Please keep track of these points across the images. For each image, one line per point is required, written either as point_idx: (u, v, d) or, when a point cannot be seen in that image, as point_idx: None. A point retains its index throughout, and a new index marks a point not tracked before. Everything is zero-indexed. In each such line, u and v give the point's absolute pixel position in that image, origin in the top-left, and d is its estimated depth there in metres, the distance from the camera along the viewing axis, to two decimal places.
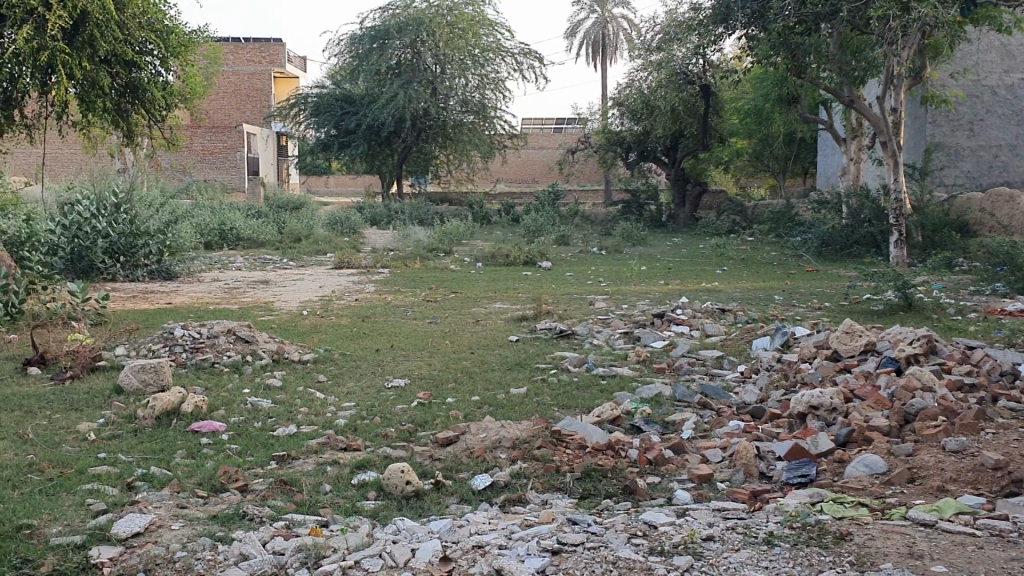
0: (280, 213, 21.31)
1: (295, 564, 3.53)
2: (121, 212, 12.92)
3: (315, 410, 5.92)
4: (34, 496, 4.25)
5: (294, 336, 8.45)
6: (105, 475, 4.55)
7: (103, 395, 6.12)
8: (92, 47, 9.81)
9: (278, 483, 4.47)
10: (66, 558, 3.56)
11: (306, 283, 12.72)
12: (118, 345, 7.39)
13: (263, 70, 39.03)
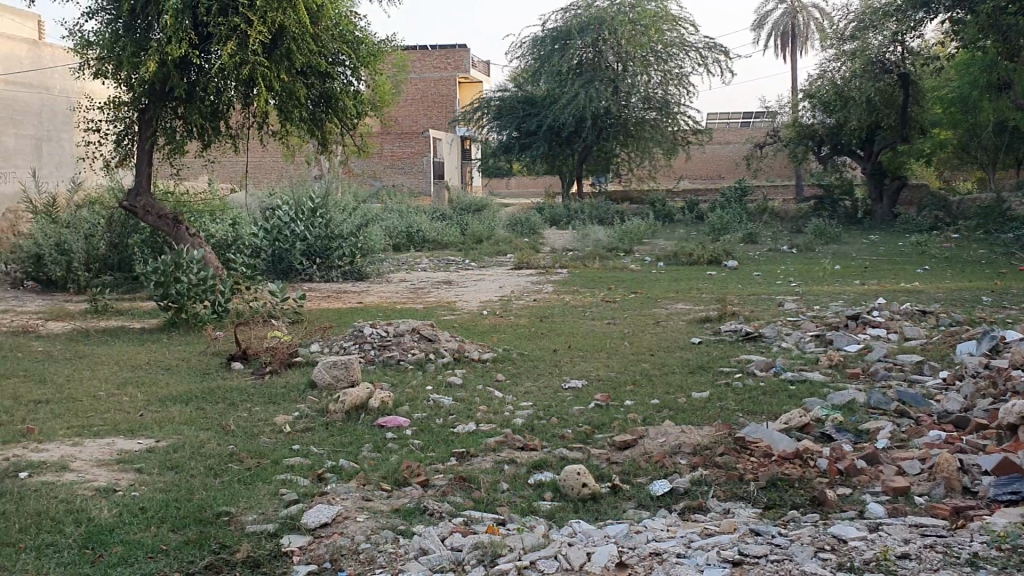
0: (464, 216, 21.81)
1: (473, 562, 3.58)
2: (317, 216, 13.64)
3: (493, 409, 6.00)
4: (233, 485, 4.53)
5: (476, 336, 8.61)
6: (297, 466, 4.79)
7: (298, 390, 6.46)
8: (289, 60, 10.42)
9: (457, 480, 4.56)
10: (260, 545, 3.78)
11: (487, 284, 12.95)
12: (312, 342, 7.78)
13: (449, 76, 40.14)
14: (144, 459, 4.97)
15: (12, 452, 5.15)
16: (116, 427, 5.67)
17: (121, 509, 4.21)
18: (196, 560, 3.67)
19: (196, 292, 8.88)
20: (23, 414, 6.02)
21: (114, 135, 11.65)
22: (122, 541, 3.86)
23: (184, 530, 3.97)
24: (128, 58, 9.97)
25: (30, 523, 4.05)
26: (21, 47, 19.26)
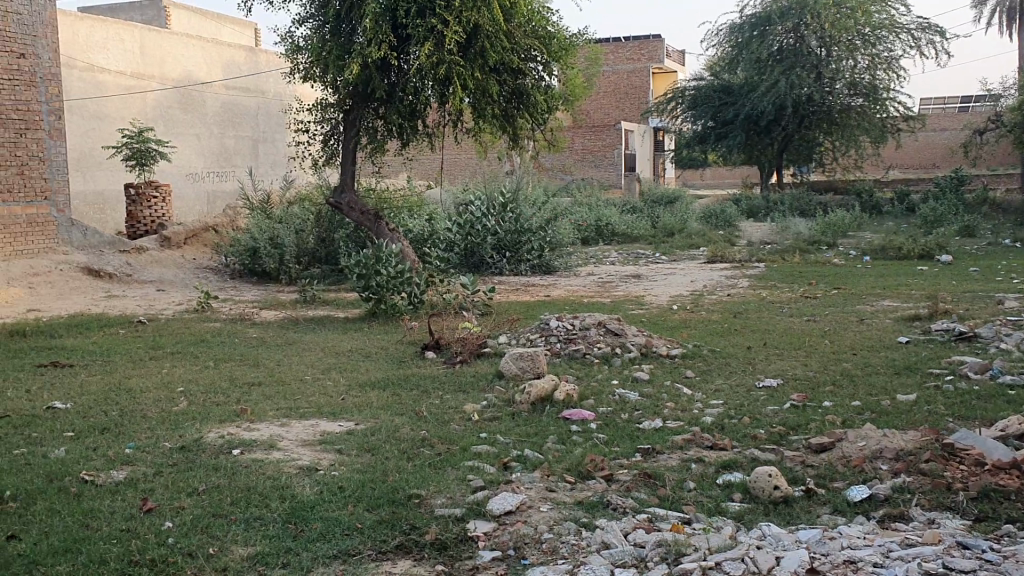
0: (655, 209, 21.53)
1: (656, 559, 3.53)
2: (508, 211, 13.86)
3: (681, 406, 5.89)
4: (423, 469, 4.69)
5: (665, 331, 8.49)
6: (484, 454, 4.90)
7: (487, 379, 6.61)
8: (482, 58, 10.66)
9: (642, 476, 4.51)
10: (447, 529, 3.89)
11: (678, 278, 12.74)
12: (501, 334, 7.91)
13: (642, 67, 39.72)
14: (343, 441, 5.24)
15: (228, 430, 5.57)
16: (319, 410, 6.01)
17: (321, 487, 4.46)
18: (387, 540, 3.82)
19: (394, 284, 9.23)
20: (237, 396, 6.50)
21: (320, 135, 12.34)
22: (321, 518, 4.08)
23: (377, 510, 4.15)
24: (333, 61, 10.52)
25: (240, 497, 4.36)
26: (241, 55, 20.76)
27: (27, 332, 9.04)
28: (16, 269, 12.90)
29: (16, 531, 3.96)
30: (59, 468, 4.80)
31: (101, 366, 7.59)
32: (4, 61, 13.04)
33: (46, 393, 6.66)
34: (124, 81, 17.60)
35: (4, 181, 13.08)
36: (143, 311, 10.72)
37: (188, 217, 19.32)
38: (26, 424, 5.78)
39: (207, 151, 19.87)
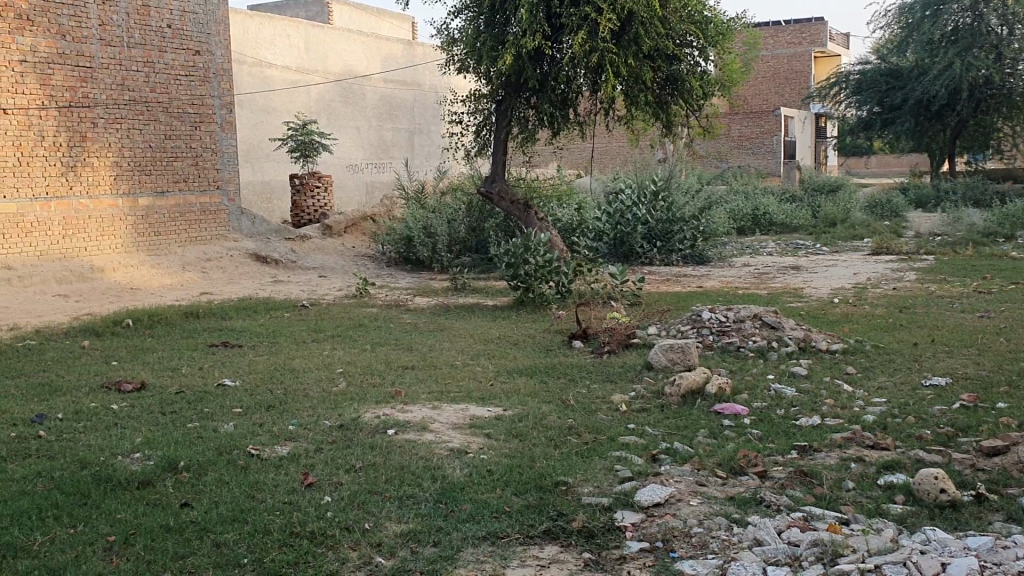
0: (816, 198, 20.74)
1: (811, 558, 3.40)
2: (659, 199, 13.66)
3: (841, 403, 5.65)
4: (571, 457, 4.69)
5: (824, 325, 8.17)
6: (632, 445, 4.86)
7: (636, 370, 6.55)
8: (637, 45, 10.52)
9: (798, 473, 4.36)
10: (595, 517, 3.88)
11: (839, 270, 12.21)
12: (650, 325, 7.81)
13: (804, 50, 38.36)
14: (492, 426, 5.31)
15: (383, 411, 5.76)
16: (469, 395, 6.12)
17: (471, 470, 4.54)
18: (536, 525, 3.85)
19: (542, 274, 9.27)
20: (392, 378, 6.71)
21: (474, 125, 12.54)
22: (470, 500, 4.15)
23: (525, 495, 4.18)
24: (487, 52, 10.68)
25: (395, 475, 4.49)
26: (399, 48, 21.35)
27: (200, 313, 9.62)
28: (191, 255, 13.75)
29: (189, 498, 4.23)
30: (227, 442, 5.09)
31: (265, 347, 7.98)
32: (181, 59, 13.88)
33: (216, 370, 7.07)
34: (290, 76, 18.41)
35: (181, 171, 13.96)
36: (306, 296, 11.21)
37: (348, 205, 20.08)
38: (199, 399, 6.16)
39: (367, 142, 20.56)
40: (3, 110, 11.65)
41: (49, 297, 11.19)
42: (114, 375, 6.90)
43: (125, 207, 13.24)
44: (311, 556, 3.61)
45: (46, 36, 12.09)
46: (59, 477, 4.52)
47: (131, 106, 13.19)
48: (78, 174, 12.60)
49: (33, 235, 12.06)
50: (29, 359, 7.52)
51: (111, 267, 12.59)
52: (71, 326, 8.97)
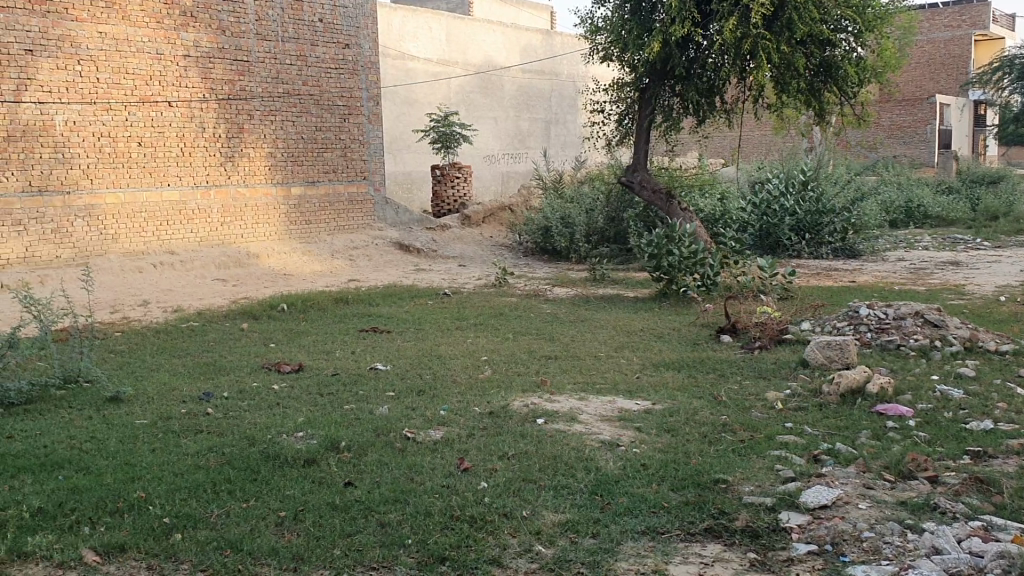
0: (977, 189, 19.62)
1: (996, 570, 3.19)
2: (808, 190, 13.27)
3: (1016, 408, 5.31)
4: (728, 454, 4.58)
5: (991, 324, 7.71)
6: (791, 444, 4.71)
7: (790, 366, 6.36)
8: (790, 31, 10.20)
9: (974, 480, 4.12)
10: (759, 517, 3.77)
11: (1005, 266, 11.51)
12: (803, 320, 7.57)
13: (964, 34, 36.34)
14: (643, 419, 5.25)
15: (531, 400, 5.78)
16: (617, 387, 6.06)
17: (625, 463, 4.49)
18: (696, 522, 3.77)
19: (686, 266, 9.11)
20: (538, 368, 6.73)
21: (616, 115, 12.45)
22: (627, 493, 4.10)
23: (683, 491, 4.11)
24: (633, 40, 10.57)
25: (549, 465, 4.49)
26: (538, 39, 21.38)
27: (350, 299, 9.91)
28: (339, 243, 14.19)
29: (351, 478, 4.36)
30: (383, 425, 5.21)
31: (414, 333, 8.14)
32: (332, 52, 14.30)
33: (368, 355, 7.26)
34: (431, 68, 18.73)
35: (331, 162, 14.41)
36: (448, 284, 11.39)
37: (485, 195, 20.31)
38: (352, 383, 6.33)
39: (504, 133, 20.72)
40: (168, 103, 12.33)
41: (210, 281, 11.76)
42: (273, 357, 7.19)
43: (278, 196, 13.80)
44: (472, 540, 3.66)
45: (208, 31, 12.69)
46: (229, 452, 4.74)
47: (284, 99, 13.70)
48: (235, 164, 13.20)
49: (194, 222, 12.74)
50: (196, 339, 7.92)
51: (266, 254, 13.12)
52: (231, 309, 9.39)
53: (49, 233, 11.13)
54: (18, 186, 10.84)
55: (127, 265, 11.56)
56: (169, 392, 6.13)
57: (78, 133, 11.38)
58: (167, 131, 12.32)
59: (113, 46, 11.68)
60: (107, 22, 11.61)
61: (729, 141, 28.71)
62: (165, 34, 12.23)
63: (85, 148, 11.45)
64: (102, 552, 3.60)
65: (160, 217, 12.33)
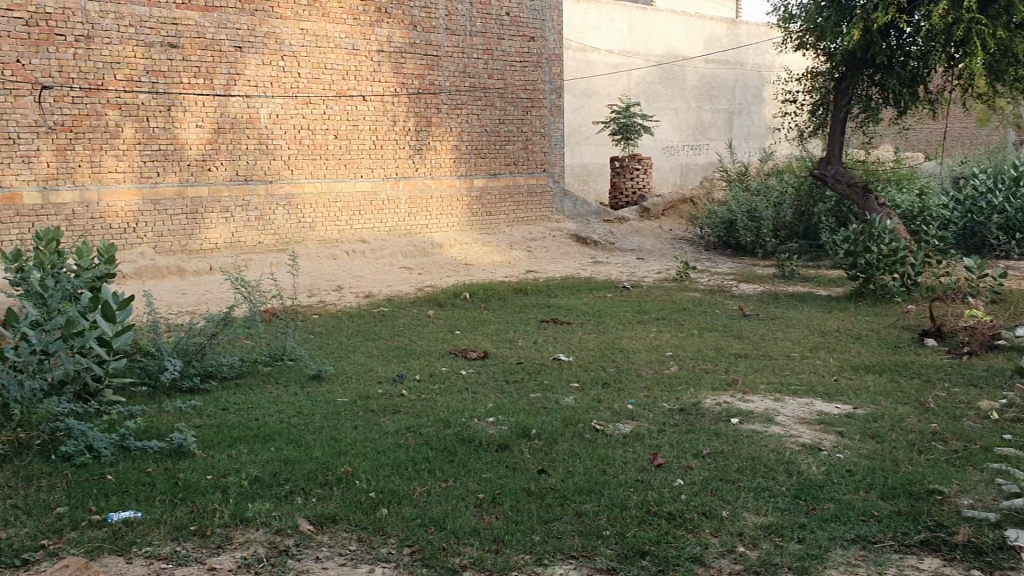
0: None
1: None
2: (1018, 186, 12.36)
3: None
4: (941, 465, 4.31)
5: None
6: (1012, 458, 4.37)
7: (1004, 375, 5.92)
8: (1009, 14, 9.51)
9: None
10: (982, 533, 3.52)
11: None
12: (1019, 325, 7.05)
13: None
14: (844, 423, 5.02)
15: (723, 398, 5.65)
16: (813, 388, 5.85)
17: (828, 468, 4.31)
18: (912, 534, 3.57)
19: (885, 264, 8.68)
20: (726, 365, 6.58)
21: (810, 105, 12.00)
22: (833, 499, 3.93)
23: (894, 501, 3.90)
24: (831, 28, 10.16)
25: (746, 465, 4.37)
26: (723, 27, 20.89)
27: (530, 290, 10.02)
28: (519, 234, 14.41)
29: (545, 465, 4.40)
30: (572, 415, 5.23)
31: (595, 326, 8.13)
32: (518, 45, 14.50)
33: (552, 345, 7.31)
34: (612, 59, 18.69)
35: (513, 154, 14.63)
36: (627, 277, 11.32)
37: (663, 187, 20.10)
38: (539, 372, 6.40)
39: (684, 124, 20.40)
40: (363, 97, 12.85)
41: (398, 269, 12.19)
42: (459, 344, 7.37)
43: (461, 187, 14.16)
44: (672, 536, 3.60)
45: (401, 26, 13.12)
46: (426, 434, 4.88)
47: (471, 92, 13.99)
48: (423, 155, 13.63)
49: (383, 212, 13.28)
50: (386, 324, 8.22)
51: (449, 244, 13.49)
52: (417, 296, 9.68)
53: (254, 220, 11.90)
54: (226, 175, 11.60)
55: (321, 252, 12.17)
56: (365, 373, 6.39)
57: (280, 126, 12.04)
58: (361, 125, 12.86)
59: (313, 43, 12.27)
60: (309, 19, 12.20)
61: (927, 133, 27.05)
62: (361, 30, 12.74)
63: (287, 140, 12.11)
64: (316, 522, 3.78)
65: (354, 207, 12.93)
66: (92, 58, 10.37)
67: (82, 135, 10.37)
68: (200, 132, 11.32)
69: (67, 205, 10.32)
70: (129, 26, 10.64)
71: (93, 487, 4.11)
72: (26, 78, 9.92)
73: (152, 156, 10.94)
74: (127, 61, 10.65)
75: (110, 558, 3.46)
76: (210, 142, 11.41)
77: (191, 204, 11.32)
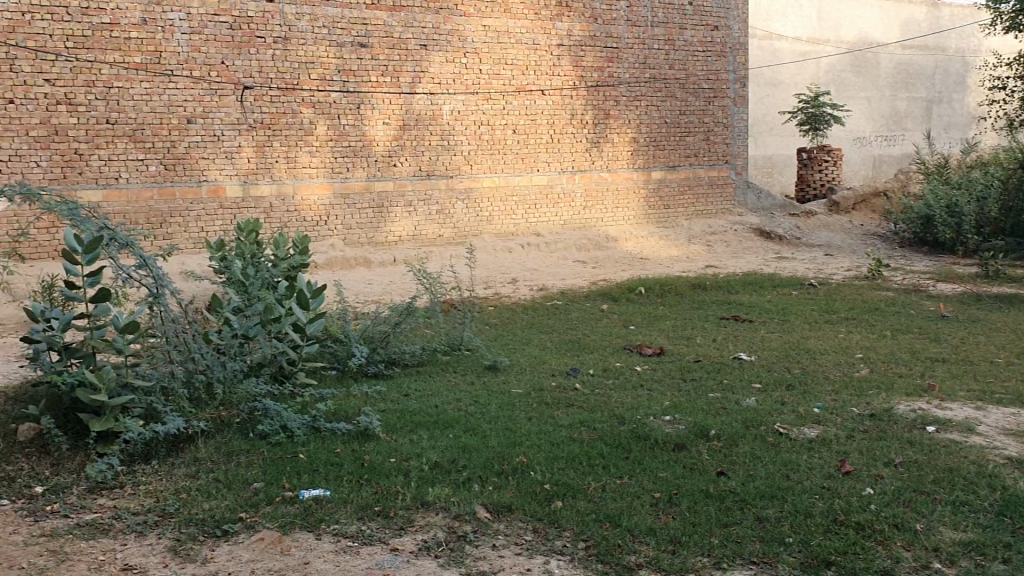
0: None
1: None
2: None
3: None
4: None
5: None
6: None
7: None
8: None
9: None
10: None
11: None
12: None
13: None
14: None
15: (918, 404, 5.31)
16: (1021, 397, 5.40)
17: None
18: None
19: None
20: (922, 369, 6.19)
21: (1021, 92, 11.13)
22: None
23: None
24: None
25: (944, 477, 4.09)
26: (921, 10, 19.69)
27: (708, 285, 9.79)
28: (697, 228, 14.12)
29: (724, 467, 4.28)
30: (753, 417, 5.06)
31: (776, 324, 7.84)
32: (700, 35, 14.21)
33: (731, 343, 7.11)
34: (800, 47, 17.99)
35: (693, 146, 14.36)
36: (812, 274, 10.86)
37: (852, 180, 19.17)
38: (717, 370, 6.24)
39: (877, 114, 19.38)
40: (542, 91, 12.96)
41: (573, 263, 12.22)
42: (635, 339, 7.30)
43: (639, 180, 14.01)
44: (860, 548, 3.41)
45: (581, 20, 13.14)
46: (602, 429, 4.86)
47: (651, 84, 13.82)
48: (601, 149, 13.60)
49: (560, 205, 13.34)
50: (561, 317, 8.25)
51: (625, 237, 13.41)
52: (593, 290, 9.67)
53: (435, 214, 12.24)
54: (410, 170, 12.00)
55: (499, 245, 12.37)
56: (541, 366, 6.43)
57: (462, 122, 12.33)
58: (539, 118, 12.97)
59: (495, 38, 12.48)
60: (491, 15, 12.41)
61: None
62: (542, 24, 12.85)
63: (468, 135, 12.38)
64: (492, 510, 3.83)
65: (531, 200, 13.06)
66: (288, 59, 10.96)
67: (279, 132, 10.98)
68: (387, 128, 11.75)
69: (265, 199, 10.97)
70: (323, 27, 11.17)
71: (285, 465, 4.34)
72: (230, 78, 10.60)
73: (342, 151, 11.45)
74: (320, 61, 11.19)
75: (301, 533, 3.64)
76: (396, 138, 11.83)
77: (378, 197, 11.78)
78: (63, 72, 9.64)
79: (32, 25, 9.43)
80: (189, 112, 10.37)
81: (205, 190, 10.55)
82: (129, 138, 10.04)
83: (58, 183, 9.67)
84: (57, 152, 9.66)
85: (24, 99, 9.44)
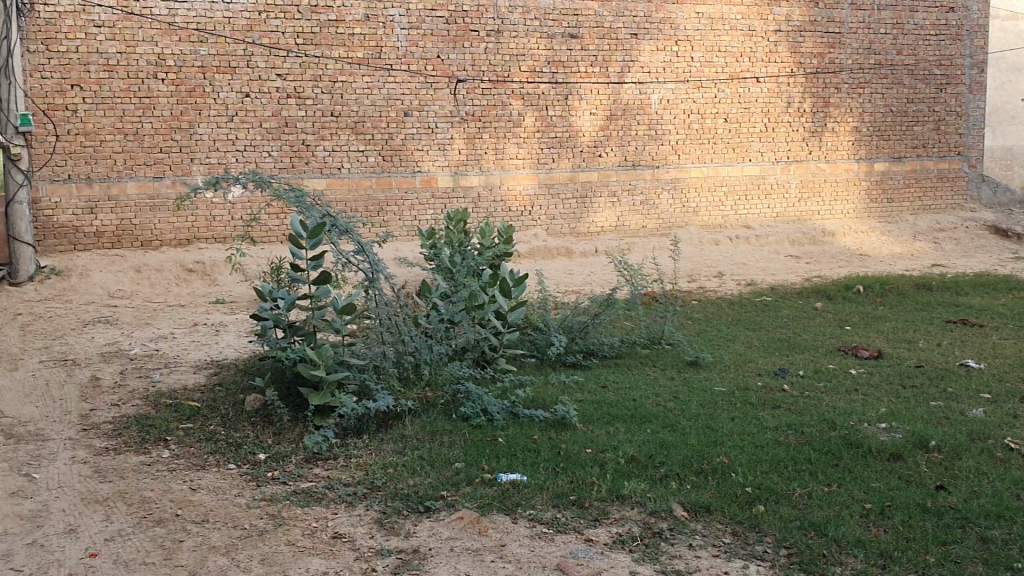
0: None
1: None
2: None
3: None
4: None
5: None
6: None
7: None
8: None
9: None
10: None
11: None
12: None
13: None
14: None
15: None
16: None
17: None
18: None
19: None
20: None
21: None
22: None
23: None
24: None
25: None
26: None
27: (934, 285, 9.12)
28: (923, 224, 13.19)
29: (945, 481, 3.96)
30: (981, 429, 4.65)
31: (1013, 330, 7.19)
32: (934, 17, 13.25)
33: (958, 348, 6.58)
34: None
35: (922, 135, 13.42)
36: None
37: None
38: (940, 377, 5.79)
39: None
40: (757, 79, 12.52)
41: (784, 257, 11.74)
42: (849, 340, 6.91)
43: (859, 172, 13.27)
44: None
45: (801, 4, 12.59)
46: (809, 433, 4.62)
47: (876, 70, 13.04)
48: (819, 138, 12.98)
49: (772, 196, 12.85)
50: (771, 314, 7.94)
51: (842, 232, 12.76)
52: (806, 287, 9.25)
53: (640, 205, 12.12)
54: (616, 161, 11.95)
55: (705, 236, 12.09)
56: (745, 364, 6.21)
57: (671, 111, 12.13)
58: (753, 107, 12.55)
59: (709, 26, 12.19)
60: (706, 3, 12.13)
61: None
62: (758, 10, 12.42)
63: (677, 124, 12.18)
64: (690, 509, 3.73)
65: (741, 190, 12.67)
66: (501, 52, 11.19)
67: (489, 124, 11.26)
68: (594, 119, 11.75)
69: (474, 189, 11.27)
70: (534, 19, 11.31)
71: (485, 448, 4.42)
72: (444, 72, 10.95)
73: (549, 142, 11.58)
74: (532, 53, 11.34)
75: (497, 516, 3.69)
76: (603, 128, 11.81)
77: (583, 187, 11.80)
78: (293, 67, 10.30)
79: (267, 24, 10.14)
80: (406, 105, 10.82)
81: (419, 180, 10.97)
82: (351, 130, 10.59)
83: (287, 172, 10.36)
84: (287, 143, 10.34)
85: (259, 93, 10.17)
